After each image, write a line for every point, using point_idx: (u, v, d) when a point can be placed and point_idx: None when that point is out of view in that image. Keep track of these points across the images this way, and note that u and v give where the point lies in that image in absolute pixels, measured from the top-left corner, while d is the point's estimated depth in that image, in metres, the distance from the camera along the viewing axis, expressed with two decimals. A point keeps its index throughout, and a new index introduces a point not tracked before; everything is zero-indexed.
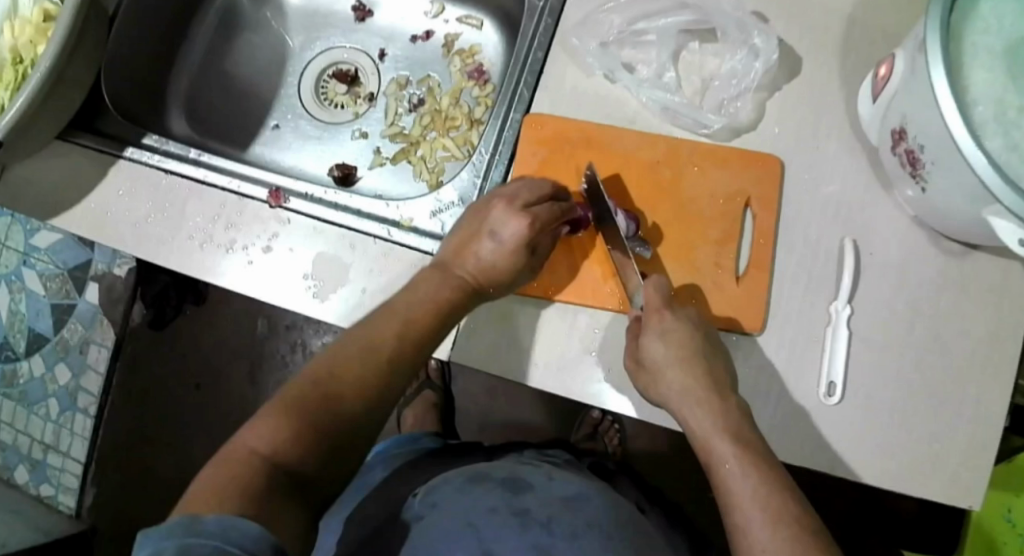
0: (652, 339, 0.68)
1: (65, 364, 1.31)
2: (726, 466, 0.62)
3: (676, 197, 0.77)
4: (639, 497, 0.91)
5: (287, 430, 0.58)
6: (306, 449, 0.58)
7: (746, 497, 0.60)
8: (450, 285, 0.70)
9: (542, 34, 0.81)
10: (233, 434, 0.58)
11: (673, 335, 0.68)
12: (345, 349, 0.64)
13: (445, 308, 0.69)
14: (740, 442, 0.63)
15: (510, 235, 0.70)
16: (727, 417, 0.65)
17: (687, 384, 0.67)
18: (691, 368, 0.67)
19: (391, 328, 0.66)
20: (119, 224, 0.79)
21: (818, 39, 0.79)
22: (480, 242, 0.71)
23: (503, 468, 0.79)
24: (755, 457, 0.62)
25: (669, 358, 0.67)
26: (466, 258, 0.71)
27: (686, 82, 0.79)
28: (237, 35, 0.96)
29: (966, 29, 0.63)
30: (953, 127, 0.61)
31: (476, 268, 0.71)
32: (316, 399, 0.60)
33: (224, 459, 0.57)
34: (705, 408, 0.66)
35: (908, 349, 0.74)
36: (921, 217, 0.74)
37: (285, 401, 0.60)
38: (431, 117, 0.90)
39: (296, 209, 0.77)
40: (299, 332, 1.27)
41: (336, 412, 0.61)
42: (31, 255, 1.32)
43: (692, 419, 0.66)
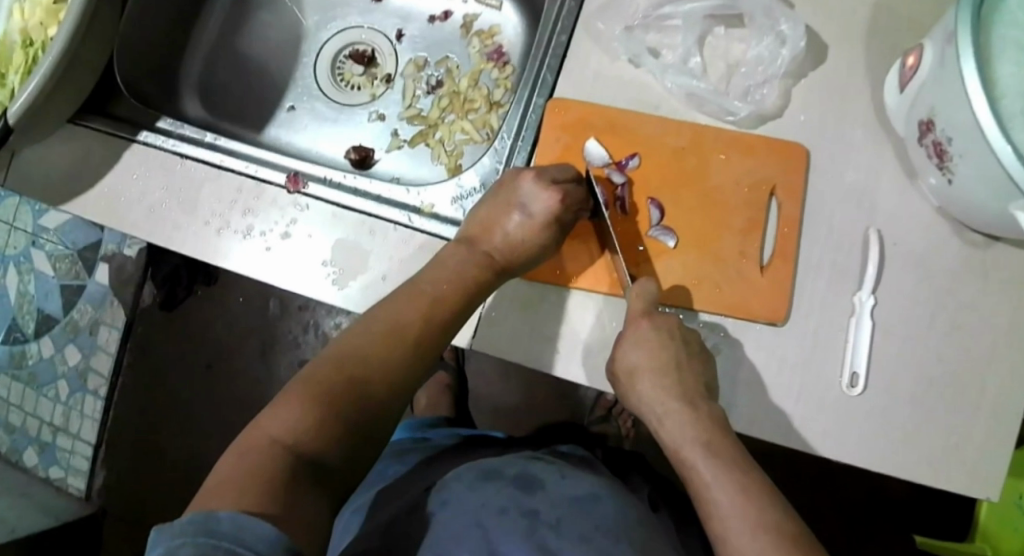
0: (629, 348, 0.68)
1: (75, 345, 1.30)
2: (703, 475, 0.62)
3: (700, 185, 0.75)
4: (652, 494, 0.91)
5: (311, 417, 0.57)
6: (331, 437, 0.57)
7: (725, 507, 0.60)
8: (476, 261, 0.70)
9: (566, 18, 0.78)
10: (253, 421, 0.58)
11: (647, 342, 0.68)
12: (367, 335, 0.63)
13: (472, 287, 0.69)
14: (717, 455, 0.62)
15: (542, 210, 0.70)
16: (706, 429, 0.64)
17: (659, 393, 0.67)
18: (663, 376, 0.67)
19: (415, 311, 0.65)
20: (132, 208, 0.78)
21: (845, 26, 0.78)
22: (507, 218, 0.71)
23: (512, 464, 0.79)
24: (730, 466, 0.62)
25: (638, 365, 0.67)
26: (494, 234, 0.71)
27: (712, 66, 0.77)
28: (251, 15, 0.93)
29: (995, 22, 0.62)
30: (981, 119, 0.60)
31: (503, 246, 0.71)
32: (342, 385, 0.60)
33: (248, 443, 0.56)
34: (678, 419, 0.66)
35: (927, 343, 0.73)
36: (945, 208, 0.74)
37: (308, 387, 0.60)
38: (450, 99, 0.88)
39: (314, 194, 0.76)
40: (312, 313, 1.26)
41: (363, 398, 0.60)
42: (39, 236, 1.30)
43: (671, 432, 0.66)
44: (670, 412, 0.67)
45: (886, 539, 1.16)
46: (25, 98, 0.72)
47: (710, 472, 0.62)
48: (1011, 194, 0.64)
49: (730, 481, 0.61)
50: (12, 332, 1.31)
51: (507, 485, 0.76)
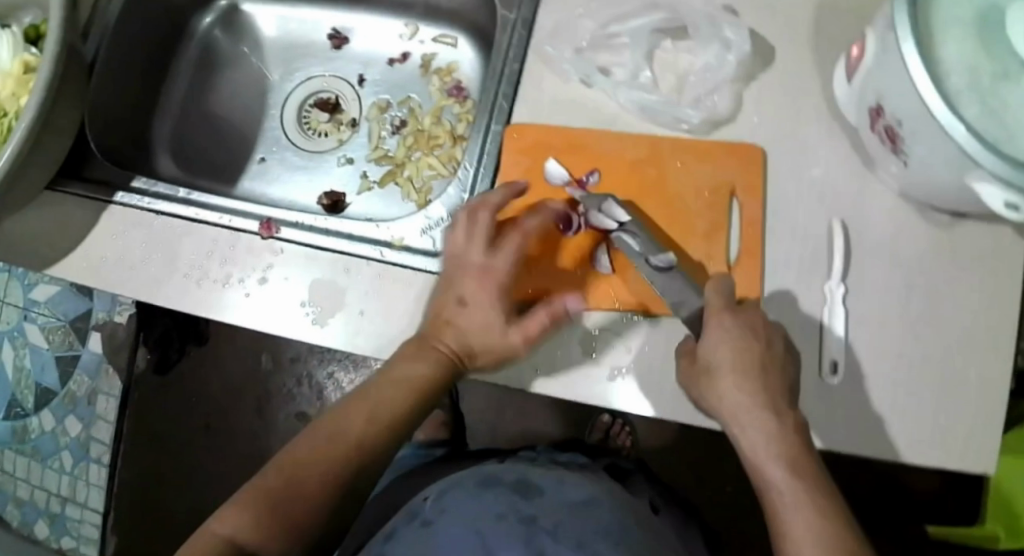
0: (711, 342, 0.65)
1: (74, 416, 1.23)
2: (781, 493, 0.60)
3: (662, 194, 0.77)
4: (653, 495, 0.93)
5: (254, 518, 0.58)
6: (267, 536, 0.58)
7: (803, 531, 0.57)
8: (427, 359, 0.69)
9: (516, 47, 0.80)
10: (204, 522, 0.59)
11: (733, 340, 0.64)
12: (315, 439, 0.64)
13: (421, 390, 0.68)
14: (799, 474, 0.60)
15: (487, 297, 0.69)
16: (788, 444, 0.61)
17: (742, 396, 0.63)
18: (745, 379, 0.63)
19: (361, 419, 0.65)
20: (114, 267, 0.79)
21: (789, 26, 0.80)
22: (456, 310, 0.70)
23: (510, 471, 0.82)
24: (810, 491, 0.60)
25: (724, 365, 0.64)
26: (446, 330, 0.70)
27: (662, 80, 0.79)
28: (217, 73, 0.95)
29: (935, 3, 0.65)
30: (928, 100, 0.64)
31: (456, 339, 0.69)
32: (284, 488, 0.61)
33: (194, 547, 0.57)
34: (758, 427, 0.62)
35: (901, 326, 0.76)
36: (907, 192, 0.77)
37: (258, 488, 0.61)
38: (415, 137, 0.88)
39: (287, 238, 0.78)
40: (304, 365, 1.26)
41: (307, 499, 0.61)
42: (30, 310, 1.24)
43: (747, 438, 0.63)
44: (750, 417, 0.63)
45: (899, 529, 1.16)
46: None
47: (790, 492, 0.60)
48: (968, 166, 0.66)
49: (810, 507, 0.59)
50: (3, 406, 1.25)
51: (505, 491, 0.76)
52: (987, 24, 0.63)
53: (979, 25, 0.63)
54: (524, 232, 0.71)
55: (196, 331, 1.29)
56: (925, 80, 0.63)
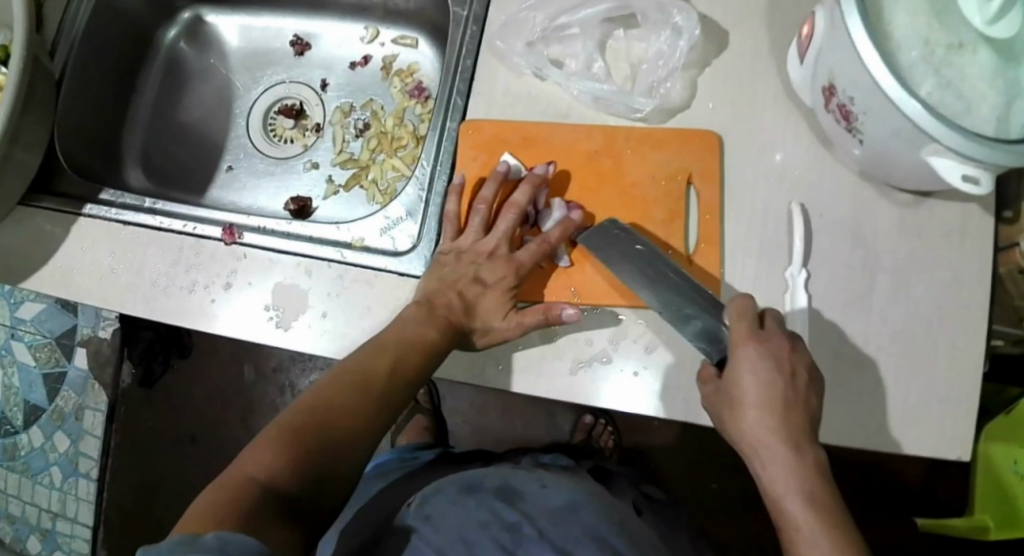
0: (739, 376, 0.65)
1: (62, 432, 1.25)
2: (800, 528, 0.61)
3: (618, 184, 0.76)
4: (636, 496, 0.93)
5: (288, 456, 0.59)
6: (300, 473, 0.59)
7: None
8: (436, 323, 0.71)
9: (469, 42, 0.80)
10: (233, 462, 0.59)
11: (762, 375, 0.64)
12: (337, 385, 0.66)
13: (433, 345, 0.69)
14: (818, 508, 0.61)
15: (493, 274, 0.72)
16: (809, 479, 0.62)
17: (765, 431, 0.64)
18: (770, 414, 0.64)
19: (379, 367, 0.67)
20: (84, 278, 0.81)
21: (742, 10, 0.80)
22: (466, 285, 0.73)
23: (493, 477, 0.81)
24: (832, 524, 0.61)
25: (748, 398, 0.64)
26: (453, 296, 0.72)
27: (615, 69, 0.79)
28: (184, 85, 0.96)
29: None
30: (881, 79, 0.63)
31: (463, 309, 0.72)
32: (315, 427, 0.62)
33: (221, 485, 0.57)
34: (781, 461, 0.63)
35: (867, 308, 0.76)
36: (867, 172, 0.77)
37: (287, 429, 0.62)
38: (378, 139, 0.89)
39: (250, 242, 0.79)
40: (286, 374, 1.25)
41: (338, 439, 0.62)
42: (18, 327, 1.26)
43: (768, 473, 0.64)
44: (772, 452, 0.63)
45: (891, 517, 1.16)
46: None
47: (808, 527, 0.61)
48: (923, 140, 0.66)
49: (831, 541, 0.60)
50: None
51: (488, 494, 0.78)
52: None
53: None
54: (519, 208, 0.74)
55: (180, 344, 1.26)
56: (873, 54, 0.63)
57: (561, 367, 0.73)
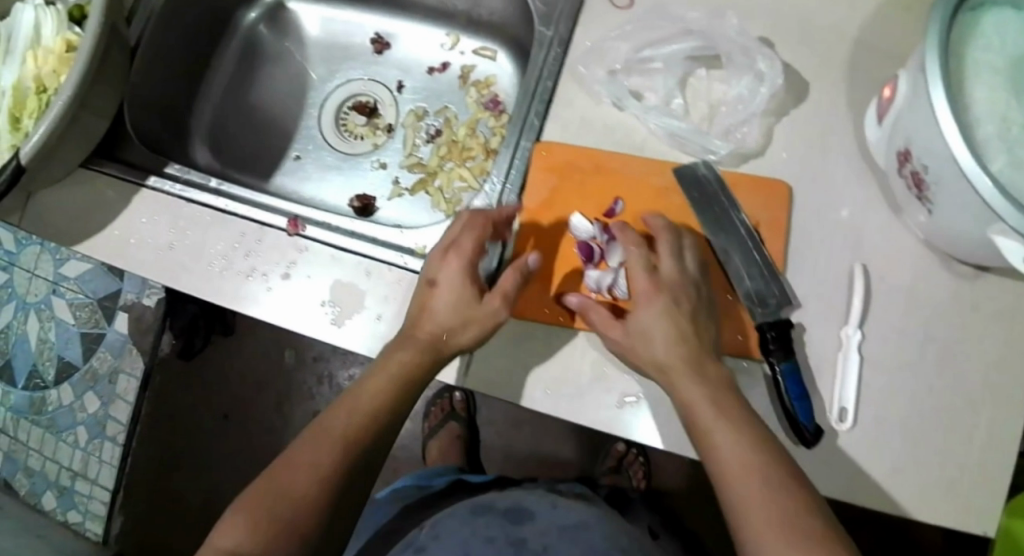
0: (638, 306, 0.68)
1: (94, 392, 1.23)
2: (713, 433, 0.62)
3: (685, 224, 0.77)
4: (651, 522, 0.97)
5: (251, 528, 0.60)
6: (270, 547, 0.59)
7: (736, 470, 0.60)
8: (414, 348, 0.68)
9: (551, 63, 0.80)
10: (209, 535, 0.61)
11: (670, 306, 0.68)
12: (309, 439, 0.65)
13: (411, 375, 0.67)
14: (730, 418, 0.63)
15: (451, 273, 0.70)
16: (719, 392, 0.64)
17: (670, 347, 0.66)
18: (679, 338, 0.67)
19: (353, 411, 0.66)
20: (141, 249, 0.82)
21: (825, 64, 0.81)
22: (428, 298, 0.70)
23: (506, 499, 0.86)
24: (746, 430, 0.62)
25: (650, 323, 0.67)
26: (427, 316, 0.70)
27: (693, 108, 0.79)
28: (258, 67, 0.96)
29: (969, 44, 0.67)
30: (956, 150, 0.64)
31: (438, 325, 0.69)
32: (280, 491, 0.62)
33: None
34: (689, 378, 0.65)
35: (914, 374, 0.76)
36: (931, 240, 0.77)
37: (259, 495, 0.62)
38: (448, 147, 0.89)
39: (312, 236, 0.79)
40: (326, 364, 1.22)
41: (304, 499, 0.62)
42: (60, 284, 1.24)
43: (683, 390, 0.65)
44: (680, 369, 0.66)
45: None
46: (35, 141, 0.76)
47: (719, 432, 0.62)
48: (990, 217, 0.67)
49: (745, 440, 0.61)
50: (5, 371, 1.25)
51: (499, 518, 0.81)
52: (1017, 75, 0.66)
53: (1011, 73, 0.66)
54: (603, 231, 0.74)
55: (223, 323, 1.24)
56: (953, 126, 0.64)
57: (608, 398, 0.73)
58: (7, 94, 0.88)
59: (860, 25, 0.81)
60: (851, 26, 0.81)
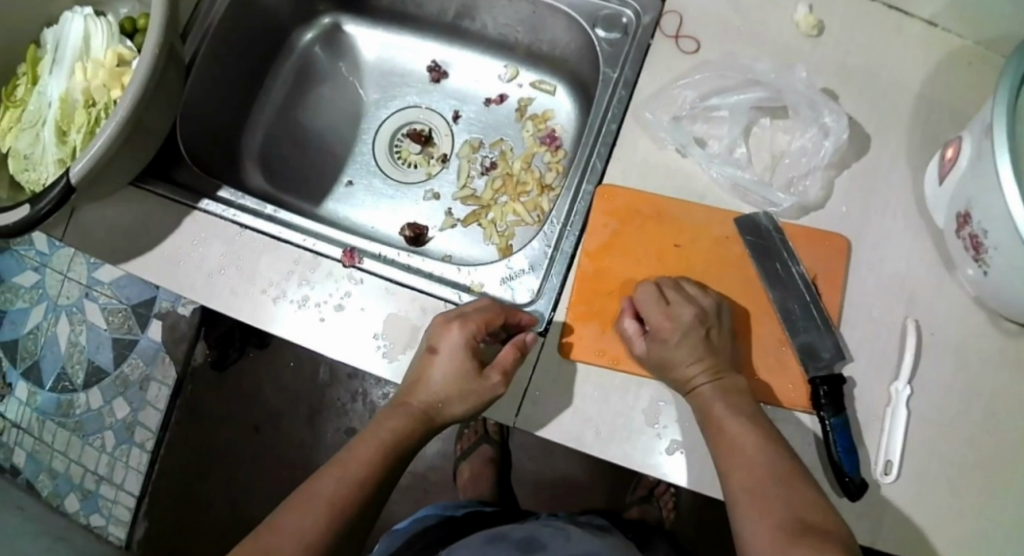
0: (664, 319, 0.71)
1: (123, 398, 1.23)
2: (738, 441, 0.67)
3: (743, 273, 0.77)
4: (668, 551, 0.98)
5: None
6: None
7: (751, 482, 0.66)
8: (405, 421, 0.71)
9: (616, 105, 0.80)
10: None
11: (690, 321, 0.71)
12: (294, 507, 0.65)
13: (401, 444, 0.70)
14: (754, 434, 0.67)
15: (451, 345, 0.71)
16: (741, 405, 0.69)
17: (691, 361, 0.70)
18: (699, 352, 0.70)
19: (343, 478, 0.67)
20: (191, 273, 0.81)
21: (886, 118, 0.81)
22: (429, 366, 0.72)
23: (520, 530, 0.90)
24: (768, 445, 0.67)
25: (671, 342, 0.71)
26: (422, 389, 0.72)
27: (756, 158, 0.79)
28: (312, 88, 0.96)
29: None
30: (1016, 212, 0.67)
31: (430, 399, 0.71)
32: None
33: None
34: (707, 390, 0.69)
35: (960, 429, 0.77)
36: (982, 298, 0.78)
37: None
38: (503, 180, 0.89)
39: (368, 269, 0.79)
40: (360, 381, 1.22)
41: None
42: (93, 288, 1.24)
43: (707, 403, 0.69)
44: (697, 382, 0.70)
45: None
46: (89, 158, 0.75)
47: (742, 443, 0.67)
48: None
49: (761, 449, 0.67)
50: (33, 370, 1.25)
51: (510, 547, 0.85)
52: None
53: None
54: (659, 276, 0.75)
55: (260, 334, 1.25)
56: (1016, 188, 0.66)
57: (658, 445, 0.72)
58: (55, 106, 0.88)
59: (923, 80, 0.81)
60: (915, 80, 0.81)
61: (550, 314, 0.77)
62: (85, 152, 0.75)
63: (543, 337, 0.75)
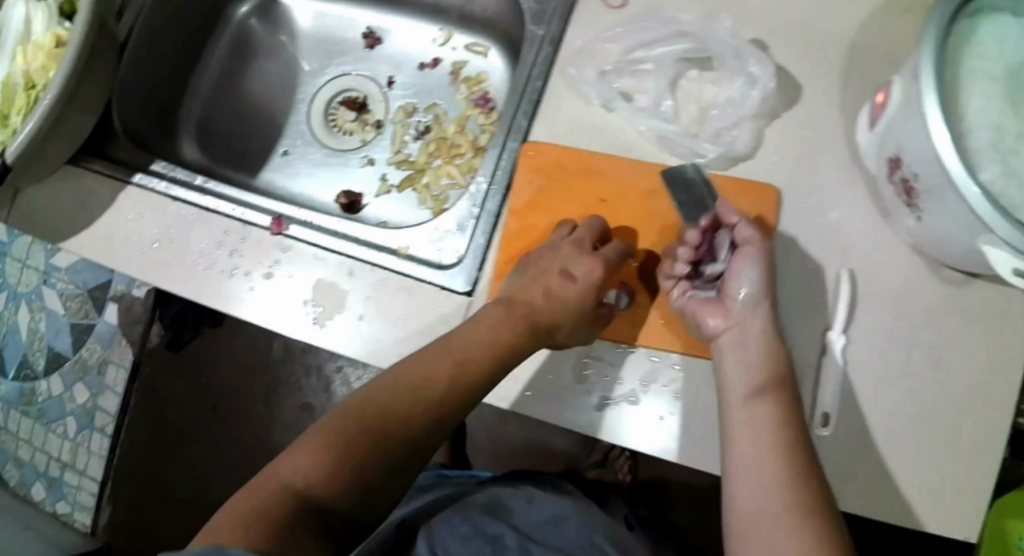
0: (737, 277, 0.69)
1: (83, 383, 1.20)
2: (744, 417, 0.63)
3: (669, 227, 0.76)
4: (627, 512, 1.00)
5: (327, 463, 0.59)
6: (340, 487, 0.58)
7: (754, 450, 0.61)
8: (512, 326, 0.70)
9: (541, 64, 0.79)
10: (272, 462, 0.59)
11: (760, 280, 0.68)
12: (393, 385, 0.64)
13: (503, 348, 0.69)
14: (773, 411, 0.62)
15: (587, 272, 0.71)
16: (767, 382, 0.64)
17: (758, 322, 0.67)
18: (767, 314, 0.68)
19: (441, 365, 0.66)
20: (128, 246, 0.81)
21: (818, 68, 0.80)
22: (550, 278, 0.72)
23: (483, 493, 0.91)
24: (787, 421, 0.62)
25: (758, 299, 0.68)
26: (534, 294, 0.71)
27: (684, 110, 0.78)
28: (249, 61, 0.96)
29: (966, 56, 0.66)
30: (947, 157, 0.63)
31: (547, 304, 0.71)
32: (358, 432, 0.61)
33: (254, 489, 0.57)
34: (765, 352, 0.66)
35: (901, 379, 0.76)
36: (920, 248, 0.76)
37: (325, 435, 0.60)
38: (437, 144, 0.89)
39: (296, 235, 0.79)
40: (314, 356, 1.23)
41: (384, 442, 0.61)
42: (51, 275, 1.20)
43: (732, 372, 0.66)
44: (752, 347, 0.66)
45: None
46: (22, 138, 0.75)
47: (752, 418, 0.63)
48: (979, 228, 0.65)
49: (772, 423, 0.62)
50: None
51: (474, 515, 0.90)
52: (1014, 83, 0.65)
53: (1006, 82, 0.65)
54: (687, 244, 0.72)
55: (213, 314, 1.26)
56: (945, 132, 0.63)
57: (586, 402, 0.72)
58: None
59: (857, 27, 0.80)
60: (848, 27, 0.80)
61: (476, 275, 0.76)
62: (19, 135, 0.74)
63: (469, 298, 0.76)
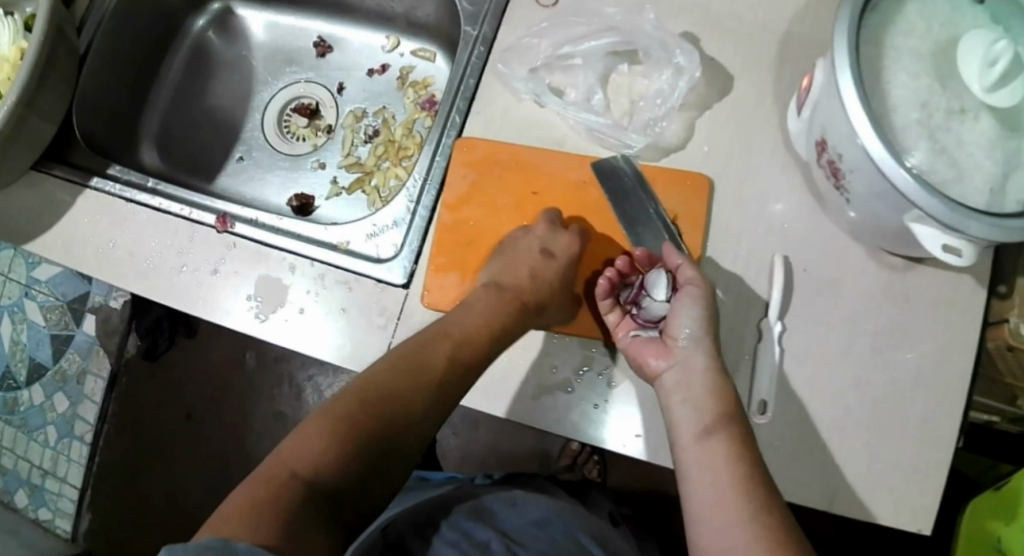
0: (680, 313, 0.69)
1: (63, 393, 1.28)
2: (694, 459, 0.64)
3: (600, 217, 0.77)
4: (611, 508, 1.00)
5: (333, 447, 0.60)
6: (343, 468, 0.60)
7: (709, 503, 0.61)
8: (504, 306, 0.72)
9: (475, 62, 0.82)
10: (277, 451, 0.61)
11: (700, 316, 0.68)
12: (387, 367, 0.66)
13: (497, 328, 0.71)
14: (721, 450, 0.63)
15: (566, 249, 0.74)
16: (714, 418, 0.64)
17: (700, 362, 0.67)
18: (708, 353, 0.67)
19: (440, 348, 0.68)
20: (82, 248, 0.83)
21: (749, 57, 0.80)
22: (531, 256, 0.74)
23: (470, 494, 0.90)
24: (737, 456, 0.62)
25: (702, 338, 0.67)
26: (519, 276, 0.74)
27: (614, 104, 0.80)
28: (209, 73, 1.00)
29: (890, 31, 0.64)
30: (870, 143, 0.62)
31: (527, 287, 0.73)
32: (362, 416, 0.62)
33: (261, 476, 0.59)
34: (706, 391, 0.66)
35: (843, 366, 0.75)
36: (859, 234, 0.76)
37: (331, 421, 0.62)
38: (385, 147, 0.92)
39: (240, 233, 0.81)
40: (288, 365, 1.26)
41: (383, 421, 0.63)
42: (31, 287, 1.28)
43: (680, 417, 0.66)
44: (696, 387, 0.66)
45: None
46: None
47: (699, 463, 0.63)
48: (907, 206, 0.65)
49: (721, 462, 0.62)
50: None
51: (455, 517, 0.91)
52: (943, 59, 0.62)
53: (931, 58, 0.62)
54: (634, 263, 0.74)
55: (188, 323, 1.29)
56: (861, 113, 0.62)
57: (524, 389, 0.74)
58: None
59: (789, 18, 0.81)
60: (781, 19, 0.81)
61: (412, 267, 0.78)
62: None
63: (405, 290, 0.77)
